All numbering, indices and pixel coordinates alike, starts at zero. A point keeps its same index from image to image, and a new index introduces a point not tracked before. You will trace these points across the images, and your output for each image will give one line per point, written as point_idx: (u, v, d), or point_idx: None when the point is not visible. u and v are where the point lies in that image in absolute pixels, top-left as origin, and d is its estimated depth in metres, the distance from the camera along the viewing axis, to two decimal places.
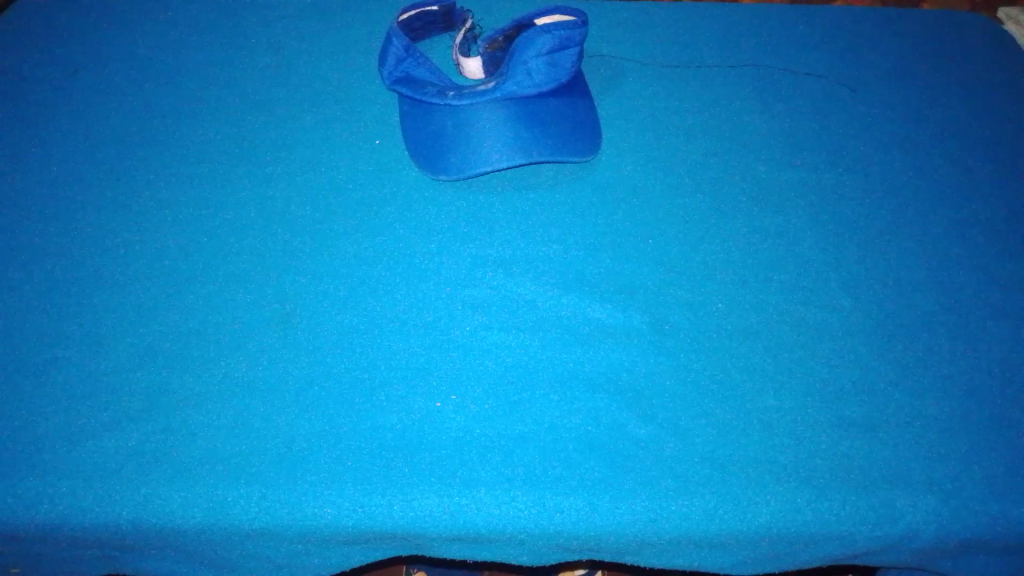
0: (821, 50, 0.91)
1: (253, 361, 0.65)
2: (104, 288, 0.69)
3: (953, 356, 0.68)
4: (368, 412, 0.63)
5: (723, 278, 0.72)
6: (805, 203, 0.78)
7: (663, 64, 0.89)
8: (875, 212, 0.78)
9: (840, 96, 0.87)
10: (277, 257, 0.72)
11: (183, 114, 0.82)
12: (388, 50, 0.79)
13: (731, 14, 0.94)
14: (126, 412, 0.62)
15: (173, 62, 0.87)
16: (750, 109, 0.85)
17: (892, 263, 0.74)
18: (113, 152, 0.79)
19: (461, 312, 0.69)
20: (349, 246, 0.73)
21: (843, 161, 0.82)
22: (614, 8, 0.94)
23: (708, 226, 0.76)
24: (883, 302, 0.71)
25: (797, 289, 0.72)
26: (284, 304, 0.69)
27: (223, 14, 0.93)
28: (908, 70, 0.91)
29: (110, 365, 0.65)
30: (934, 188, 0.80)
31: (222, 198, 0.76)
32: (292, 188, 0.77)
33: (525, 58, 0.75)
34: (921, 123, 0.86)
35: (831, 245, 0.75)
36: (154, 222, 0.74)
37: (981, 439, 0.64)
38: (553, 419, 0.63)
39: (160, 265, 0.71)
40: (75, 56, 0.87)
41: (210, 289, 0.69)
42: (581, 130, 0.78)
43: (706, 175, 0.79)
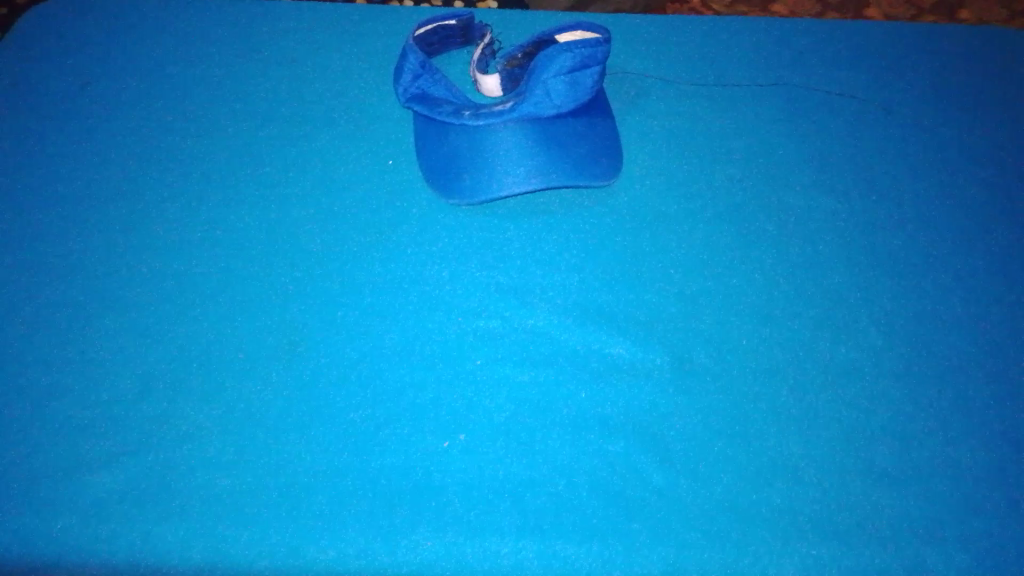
0: (853, 69, 0.88)
1: (257, 395, 0.63)
2: (98, 319, 0.67)
3: (988, 403, 0.65)
4: (372, 450, 0.61)
5: (744, 316, 0.69)
6: (834, 234, 0.75)
7: (688, 83, 0.85)
8: (908, 245, 0.74)
9: (869, 119, 0.84)
10: (284, 284, 0.69)
11: (186, 134, 0.80)
12: (401, 68, 0.76)
13: (759, 30, 0.91)
14: (119, 453, 0.60)
15: (177, 76, 0.84)
16: (778, 132, 0.82)
17: (923, 301, 0.71)
18: (119, 171, 0.77)
19: (472, 345, 0.66)
20: (359, 272, 0.70)
21: (872, 191, 0.78)
22: (637, 23, 0.91)
23: (730, 258, 0.72)
24: (913, 344, 0.68)
25: (825, 327, 0.69)
26: (287, 336, 0.66)
27: (228, 24, 0.90)
28: (941, 90, 0.87)
29: (110, 397, 0.63)
30: (969, 220, 0.77)
31: (225, 223, 0.73)
32: (302, 211, 0.74)
33: (551, 77, 0.72)
34: (957, 149, 0.82)
35: (859, 281, 0.72)
36: (154, 248, 0.71)
37: (1017, 497, 0.61)
38: (565, 462, 0.61)
39: (158, 294, 0.68)
40: (75, 68, 0.85)
41: (214, 318, 0.67)
42: (602, 154, 0.75)
43: (727, 204, 0.76)
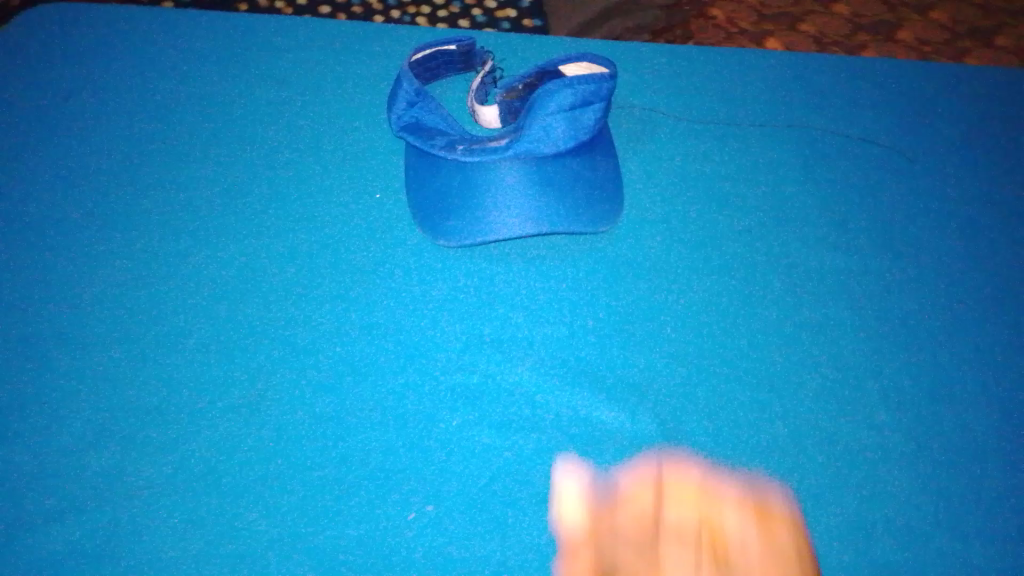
0: (828, 104, 0.91)
1: (246, 408, 0.67)
2: (107, 332, 0.71)
3: (943, 422, 0.69)
4: (342, 454, 0.65)
5: (717, 336, 0.73)
6: (803, 265, 0.78)
7: (668, 118, 0.90)
8: (874, 274, 0.78)
9: (844, 147, 0.88)
10: (276, 303, 0.73)
11: (195, 153, 0.84)
12: (398, 99, 0.80)
13: (739, 66, 0.95)
14: (125, 462, 0.64)
15: (187, 95, 0.89)
16: (753, 166, 0.86)
17: (888, 322, 0.75)
18: (124, 197, 0.81)
19: (462, 356, 0.71)
20: (346, 286, 0.75)
21: (844, 217, 0.82)
22: (623, 58, 0.95)
23: (706, 280, 0.77)
24: (875, 364, 0.72)
25: (791, 354, 0.72)
26: (286, 350, 0.70)
27: (237, 43, 0.94)
28: (915, 118, 0.91)
29: (109, 414, 0.66)
30: (935, 250, 0.80)
31: (231, 240, 0.78)
32: (298, 236, 0.78)
33: (543, 115, 0.75)
34: (926, 181, 0.86)
35: (828, 305, 0.75)
36: (162, 265, 0.76)
37: (967, 512, 0.64)
38: (525, 469, 0.65)
39: (165, 308, 0.73)
40: (90, 91, 0.89)
41: (209, 336, 0.71)
42: (594, 190, 0.78)
43: (705, 228, 0.80)
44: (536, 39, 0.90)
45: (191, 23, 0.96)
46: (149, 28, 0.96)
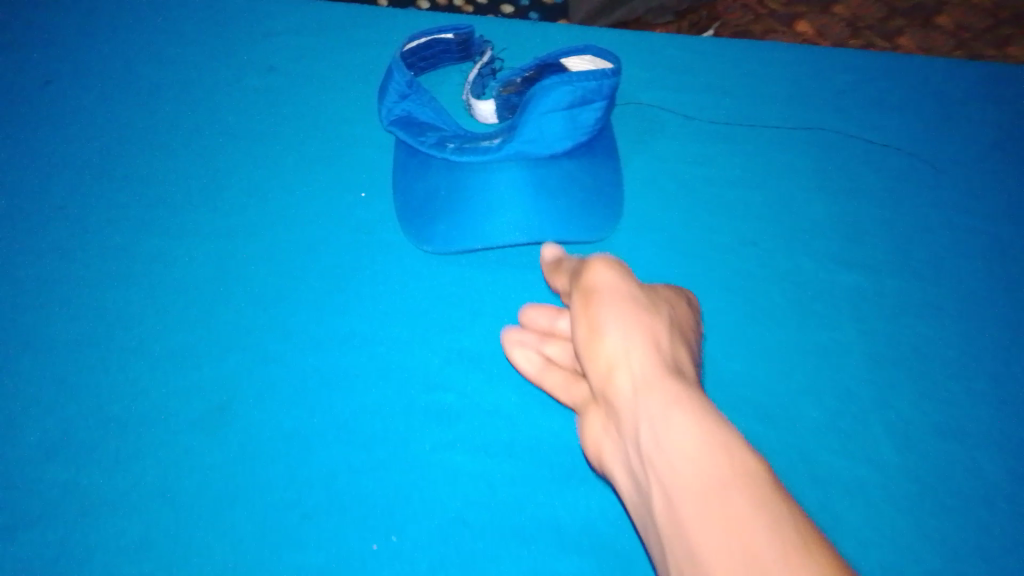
0: (854, 87, 0.85)
1: (206, 417, 0.63)
2: (61, 336, 0.67)
3: (964, 462, 0.62)
4: (303, 477, 0.61)
5: (717, 354, 0.66)
6: (819, 260, 0.72)
7: (679, 99, 0.83)
8: (896, 271, 0.71)
9: (870, 145, 0.80)
10: (247, 298, 0.69)
11: (168, 139, 0.79)
12: (389, 91, 0.75)
13: (757, 49, 0.89)
14: (78, 472, 0.61)
15: (166, 79, 0.84)
16: (768, 152, 0.79)
17: (909, 345, 0.67)
18: (97, 176, 0.77)
19: (440, 372, 0.66)
20: (323, 283, 0.70)
21: (867, 225, 0.74)
22: (633, 37, 0.89)
23: (709, 291, 0.70)
24: (892, 392, 0.65)
25: (799, 359, 0.66)
26: (253, 353, 0.66)
27: (223, 25, 0.89)
28: (949, 115, 0.83)
29: (66, 416, 0.63)
30: (963, 246, 0.74)
31: (198, 236, 0.73)
32: (275, 219, 0.74)
33: (533, 118, 0.67)
34: (958, 170, 0.79)
35: (843, 323, 0.68)
36: (123, 262, 0.71)
37: (984, 538, 0.59)
38: (500, 498, 0.60)
39: (125, 310, 0.68)
40: (71, 66, 0.85)
41: (175, 333, 0.67)
42: (593, 194, 0.72)
43: (713, 230, 0.73)
44: (537, 41, 0.88)
45: (177, 5, 0.92)
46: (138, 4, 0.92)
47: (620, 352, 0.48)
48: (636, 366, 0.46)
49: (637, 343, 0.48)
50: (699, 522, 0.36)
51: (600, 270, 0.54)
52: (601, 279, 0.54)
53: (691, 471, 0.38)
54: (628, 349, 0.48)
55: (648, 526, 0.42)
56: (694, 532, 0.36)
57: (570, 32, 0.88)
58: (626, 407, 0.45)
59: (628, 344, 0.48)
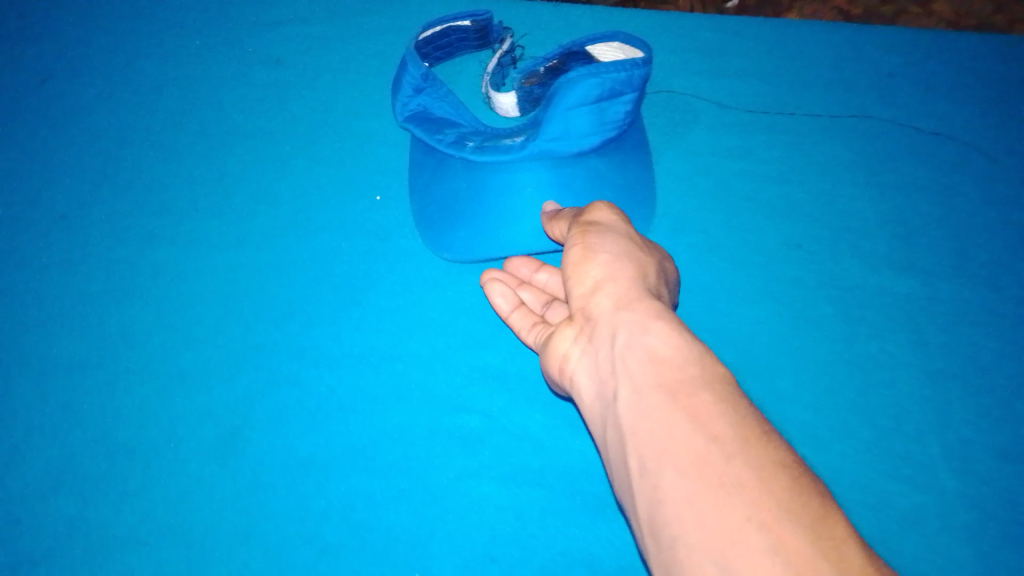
0: (893, 74, 0.80)
1: (220, 444, 0.61)
2: (71, 360, 0.65)
3: (1011, 491, 0.60)
4: (321, 513, 0.58)
5: (760, 372, 0.64)
6: (853, 274, 0.69)
7: (709, 90, 0.79)
8: (936, 283, 0.68)
9: (910, 139, 0.76)
10: (259, 314, 0.66)
11: (174, 142, 0.76)
12: (403, 86, 0.69)
13: (791, 31, 0.84)
14: (89, 506, 0.59)
15: (170, 75, 0.80)
16: (802, 150, 0.76)
17: (967, 357, 0.65)
18: (100, 184, 0.74)
19: (463, 393, 0.63)
20: (338, 297, 0.67)
21: (920, 227, 0.71)
22: (660, 20, 0.84)
23: (753, 301, 0.67)
24: (949, 410, 0.63)
25: (831, 384, 0.64)
26: (267, 375, 0.63)
27: (228, 10, 0.85)
28: (994, 104, 0.78)
29: (75, 447, 0.61)
30: (1007, 254, 0.70)
31: (210, 247, 0.70)
32: (286, 226, 0.70)
33: (559, 113, 0.63)
34: (1002, 167, 0.75)
35: (896, 336, 0.66)
36: (129, 278, 0.68)
37: None
38: (528, 532, 0.57)
39: (136, 332, 0.66)
40: (71, 62, 0.82)
41: (184, 354, 0.65)
42: (626, 193, 0.68)
43: (742, 241, 0.71)
44: (558, 23, 0.83)
45: None
46: None
47: (603, 276, 0.49)
48: (616, 281, 0.49)
49: (622, 272, 0.50)
50: (657, 401, 0.39)
51: (601, 211, 0.56)
52: (600, 219, 0.55)
53: (650, 367, 0.42)
54: (612, 275, 0.49)
55: (614, 432, 0.43)
56: (658, 436, 0.38)
57: (593, 16, 0.83)
58: (604, 323, 0.47)
59: (614, 269, 0.50)
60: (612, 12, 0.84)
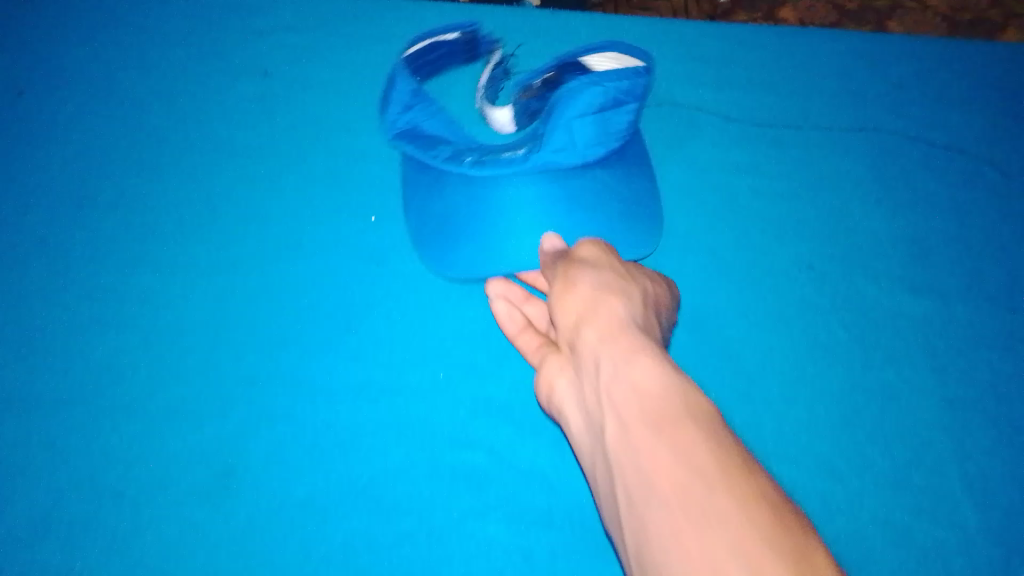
0: (897, 87, 0.78)
1: (213, 486, 0.58)
2: (52, 394, 0.61)
3: None
4: (323, 561, 0.55)
5: (776, 402, 0.62)
6: (863, 297, 0.67)
7: (710, 105, 0.77)
8: (944, 306, 0.67)
9: (913, 158, 0.75)
10: (252, 343, 0.63)
11: (158, 159, 0.72)
12: (393, 100, 0.65)
13: (793, 41, 0.82)
14: (76, 552, 0.56)
15: (151, 86, 0.77)
16: (807, 168, 0.74)
17: (985, 383, 0.64)
18: (81, 204, 0.70)
19: (466, 428, 0.60)
20: (334, 325, 0.64)
21: (934, 246, 0.70)
22: (660, 28, 0.82)
23: (766, 325, 0.65)
24: (969, 440, 0.61)
25: (846, 410, 0.62)
26: (262, 409, 0.60)
27: (209, 12, 0.81)
28: (997, 119, 0.77)
29: (59, 488, 0.58)
30: (1015, 275, 0.69)
31: (199, 272, 0.66)
32: (278, 249, 0.67)
33: (565, 123, 0.60)
34: (1006, 186, 0.74)
35: (913, 361, 0.64)
36: (113, 305, 0.65)
37: None
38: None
39: (122, 363, 0.63)
40: (42, 66, 0.77)
41: (174, 387, 0.61)
42: (636, 210, 0.66)
43: (749, 260, 0.69)
44: (554, 34, 0.80)
45: None
46: None
47: (585, 306, 0.48)
48: (597, 310, 0.47)
49: (603, 299, 0.48)
50: (637, 428, 0.38)
51: (586, 248, 0.56)
52: (585, 255, 0.55)
53: (629, 397, 0.40)
54: (593, 304, 0.48)
55: (603, 466, 0.41)
56: (639, 468, 0.36)
57: (589, 29, 0.81)
58: (586, 354, 0.45)
59: (597, 296, 0.49)
60: (609, 24, 0.82)
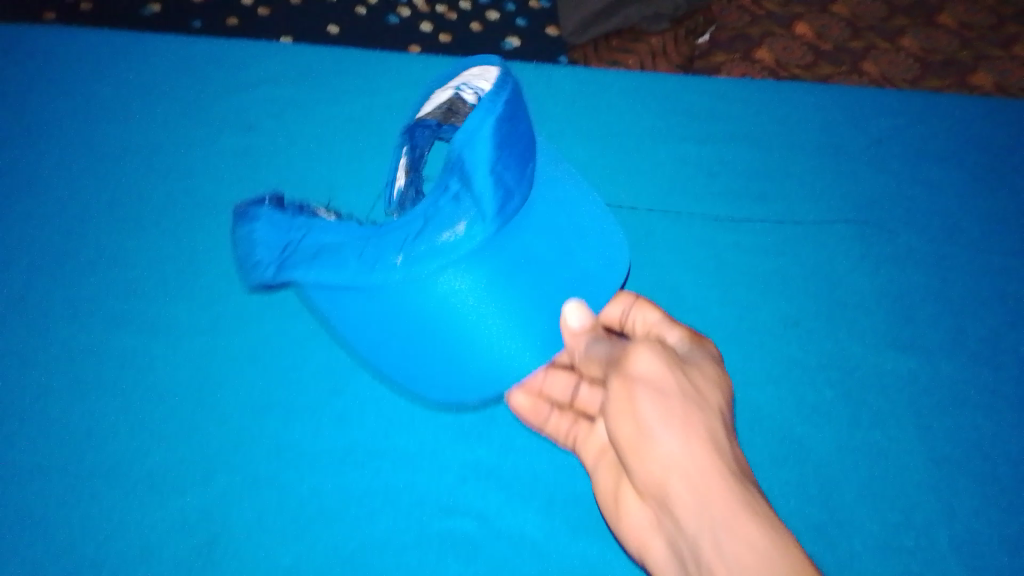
0: (869, 147, 0.81)
1: (197, 548, 0.56)
2: (27, 462, 0.59)
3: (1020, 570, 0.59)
4: None
5: (766, 465, 0.62)
6: (846, 350, 0.68)
7: (691, 160, 0.78)
8: (926, 360, 0.68)
9: (889, 214, 0.76)
10: (235, 403, 0.62)
11: (141, 218, 0.72)
12: (270, 251, 0.48)
13: (768, 99, 0.84)
14: None
15: (134, 145, 0.77)
16: (788, 222, 0.75)
17: (971, 441, 0.64)
18: (61, 262, 0.69)
19: (453, 493, 0.59)
20: (319, 385, 0.63)
21: (918, 303, 0.71)
22: (638, 87, 0.83)
23: (754, 384, 0.65)
24: (958, 500, 0.61)
25: (834, 467, 0.62)
26: (246, 470, 0.59)
27: (192, 74, 0.82)
28: (967, 175, 0.79)
29: (34, 553, 0.56)
30: (992, 327, 0.70)
31: (181, 333, 0.65)
32: (262, 311, 0.67)
33: (492, 177, 0.43)
34: (980, 240, 0.75)
35: (900, 420, 0.65)
36: (93, 364, 0.64)
37: None
38: None
39: (100, 429, 0.61)
40: (25, 128, 0.77)
41: (156, 448, 0.60)
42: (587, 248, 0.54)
43: (734, 314, 0.69)
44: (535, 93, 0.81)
45: (139, 49, 0.83)
46: (95, 47, 0.83)
47: (674, 458, 0.45)
48: (693, 471, 0.44)
49: (693, 450, 0.45)
50: None
51: (642, 359, 0.50)
52: (648, 377, 0.49)
53: None
54: (685, 456, 0.45)
55: None
56: None
57: (570, 88, 0.82)
58: (689, 525, 0.43)
59: (687, 448, 0.45)
60: (589, 81, 0.83)
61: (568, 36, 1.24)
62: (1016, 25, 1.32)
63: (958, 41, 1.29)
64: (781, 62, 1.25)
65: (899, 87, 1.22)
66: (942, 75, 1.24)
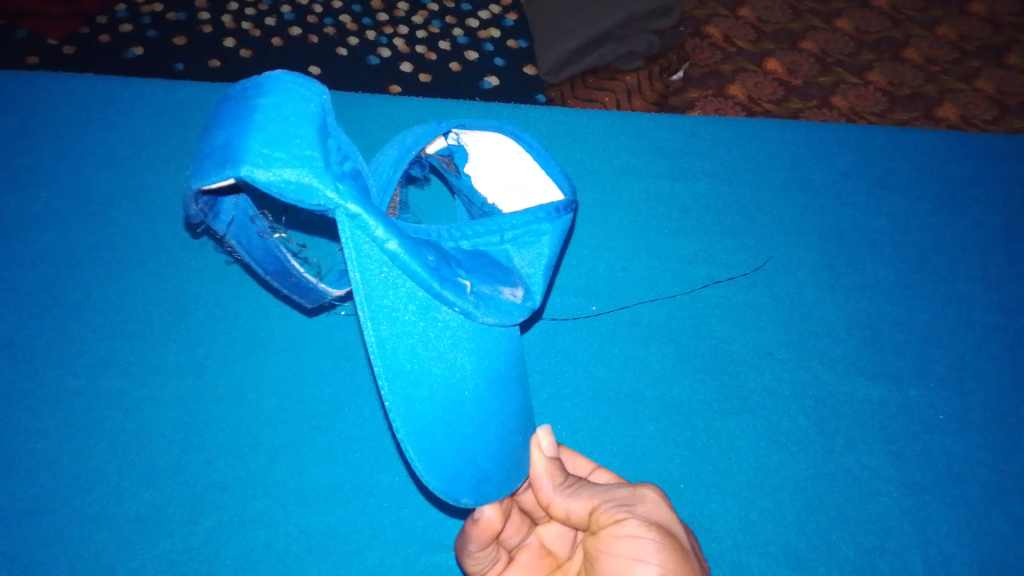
0: (835, 179, 0.83)
1: None
2: (16, 504, 0.59)
3: None
4: None
5: (742, 493, 0.63)
6: (819, 379, 0.70)
7: (665, 196, 0.80)
8: (893, 385, 0.70)
9: (857, 244, 0.79)
10: (223, 442, 0.63)
11: (128, 259, 0.73)
12: (324, 138, 0.42)
13: (739, 134, 0.86)
14: None
15: (118, 183, 0.77)
16: (761, 253, 0.77)
17: (941, 466, 0.66)
18: (45, 302, 0.69)
19: (439, 528, 0.61)
20: (304, 425, 0.64)
21: (886, 329, 0.73)
22: (613, 125, 0.85)
23: (729, 414, 0.67)
24: (928, 524, 0.63)
25: (809, 491, 0.64)
26: (235, 509, 0.60)
27: (175, 115, 0.82)
28: (929, 204, 0.82)
29: None
30: (956, 351, 0.73)
31: (167, 374, 0.66)
32: (246, 353, 0.68)
33: (553, 264, 0.50)
34: (943, 267, 0.78)
35: (871, 447, 0.66)
36: (80, 404, 0.64)
37: None
38: None
39: (88, 471, 0.61)
40: (7, 166, 0.77)
41: (143, 489, 0.60)
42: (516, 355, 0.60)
43: (711, 344, 0.71)
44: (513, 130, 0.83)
45: (121, 90, 0.84)
46: (77, 87, 0.84)
47: None
48: None
49: None
50: None
51: (656, 506, 0.50)
52: (663, 523, 0.48)
53: None
54: None
55: None
56: None
57: (549, 124, 0.84)
58: None
59: None
60: (567, 119, 0.85)
61: (544, 75, 1.25)
62: (977, 59, 1.36)
63: (923, 75, 1.33)
64: (754, 97, 1.28)
65: (867, 120, 1.25)
66: (908, 108, 1.28)
